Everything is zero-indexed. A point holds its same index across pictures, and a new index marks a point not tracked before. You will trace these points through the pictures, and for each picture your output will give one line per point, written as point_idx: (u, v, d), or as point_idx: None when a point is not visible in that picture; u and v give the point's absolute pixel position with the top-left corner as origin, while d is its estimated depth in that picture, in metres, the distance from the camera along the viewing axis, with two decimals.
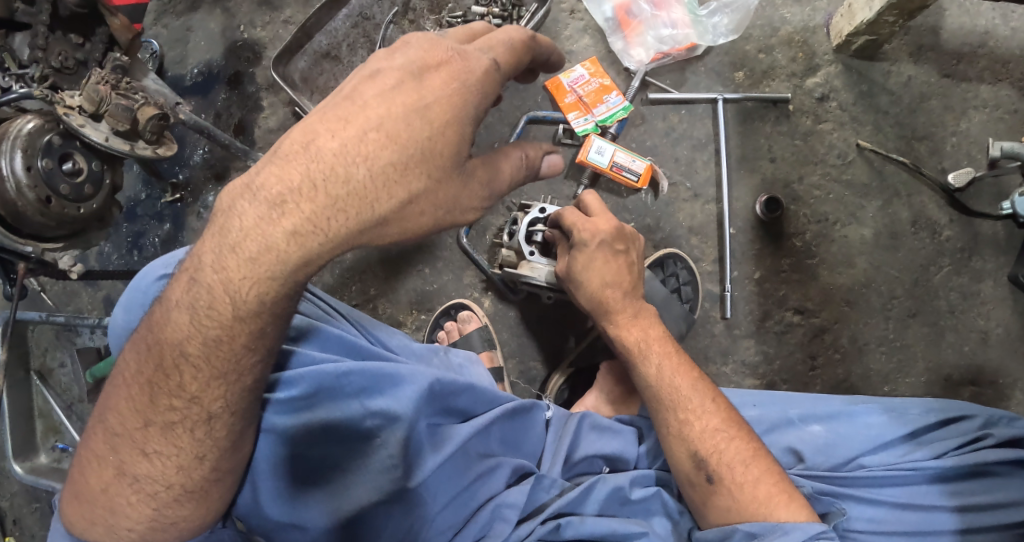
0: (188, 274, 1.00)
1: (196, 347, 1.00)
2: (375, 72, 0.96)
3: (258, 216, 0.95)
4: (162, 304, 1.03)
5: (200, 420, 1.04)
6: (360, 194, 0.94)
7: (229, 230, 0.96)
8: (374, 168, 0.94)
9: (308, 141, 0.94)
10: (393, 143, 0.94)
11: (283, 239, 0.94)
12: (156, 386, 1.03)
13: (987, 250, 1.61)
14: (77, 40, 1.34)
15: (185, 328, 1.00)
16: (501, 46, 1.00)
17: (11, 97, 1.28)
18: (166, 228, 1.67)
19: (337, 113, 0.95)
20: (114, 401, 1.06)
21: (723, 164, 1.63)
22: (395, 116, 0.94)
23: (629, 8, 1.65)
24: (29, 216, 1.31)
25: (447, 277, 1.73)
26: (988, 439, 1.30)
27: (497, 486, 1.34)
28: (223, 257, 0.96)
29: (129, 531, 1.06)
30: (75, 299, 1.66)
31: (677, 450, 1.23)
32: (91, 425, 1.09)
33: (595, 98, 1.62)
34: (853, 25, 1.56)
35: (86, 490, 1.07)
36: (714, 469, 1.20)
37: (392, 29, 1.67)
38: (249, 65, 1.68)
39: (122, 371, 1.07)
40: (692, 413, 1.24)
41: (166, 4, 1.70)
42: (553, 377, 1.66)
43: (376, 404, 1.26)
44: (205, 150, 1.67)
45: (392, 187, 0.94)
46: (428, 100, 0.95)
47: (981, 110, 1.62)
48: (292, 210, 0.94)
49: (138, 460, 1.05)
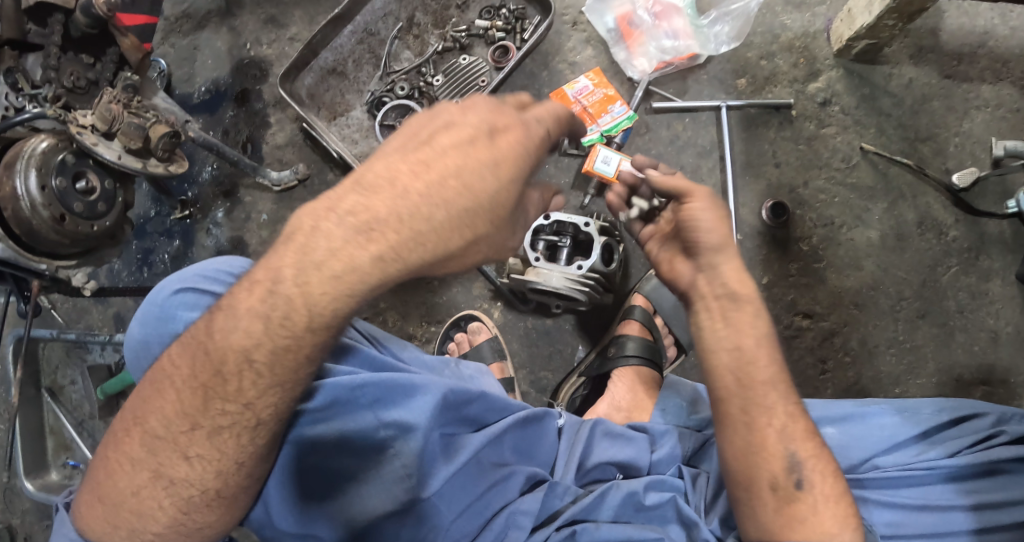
0: (267, 282, 1.00)
1: (265, 358, 1.01)
2: (445, 124, 1.03)
3: (347, 238, 0.98)
4: (227, 307, 1.03)
5: (246, 427, 1.05)
6: (437, 232, 1.00)
7: (313, 249, 0.99)
8: (452, 211, 1.00)
9: (394, 176, 0.99)
10: (468, 191, 1.00)
11: (368, 263, 0.98)
12: (212, 390, 1.03)
13: (994, 249, 1.62)
14: (87, 60, 1.35)
15: (256, 333, 1.00)
16: (551, 118, 1.10)
17: (25, 117, 1.27)
18: (176, 244, 1.68)
19: (418, 157, 1.01)
20: (158, 403, 1.06)
21: (728, 170, 1.64)
22: (472, 167, 1.01)
23: (630, 18, 1.66)
24: (43, 233, 1.32)
25: (456, 289, 1.73)
26: (1002, 437, 1.30)
27: (510, 494, 1.34)
28: (307, 274, 0.98)
29: (155, 535, 1.07)
30: (85, 316, 1.67)
31: (767, 448, 1.11)
32: (124, 425, 1.08)
33: (600, 108, 1.64)
34: (853, 30, 1.58)
35: (114, 493, 1.06)
36: (807, 473, 1.10)
37: (397, 44, 1.70)
38: (256, 82, 1.70)
39: (169, 373, 1.06)
40: (789, 410, 1.13)
41: (173, 23, 1.73)
42: (568, 382, 1.66)
43: (394, 416, 1.25)
44: (214, 167, 1.69)
45: (463, 229, 1.01)
46: (500, 157, 1.03)
47: (983, 110, 1.64)
48: (381, 237, 0.98)
49: (177, 464, 1.05)
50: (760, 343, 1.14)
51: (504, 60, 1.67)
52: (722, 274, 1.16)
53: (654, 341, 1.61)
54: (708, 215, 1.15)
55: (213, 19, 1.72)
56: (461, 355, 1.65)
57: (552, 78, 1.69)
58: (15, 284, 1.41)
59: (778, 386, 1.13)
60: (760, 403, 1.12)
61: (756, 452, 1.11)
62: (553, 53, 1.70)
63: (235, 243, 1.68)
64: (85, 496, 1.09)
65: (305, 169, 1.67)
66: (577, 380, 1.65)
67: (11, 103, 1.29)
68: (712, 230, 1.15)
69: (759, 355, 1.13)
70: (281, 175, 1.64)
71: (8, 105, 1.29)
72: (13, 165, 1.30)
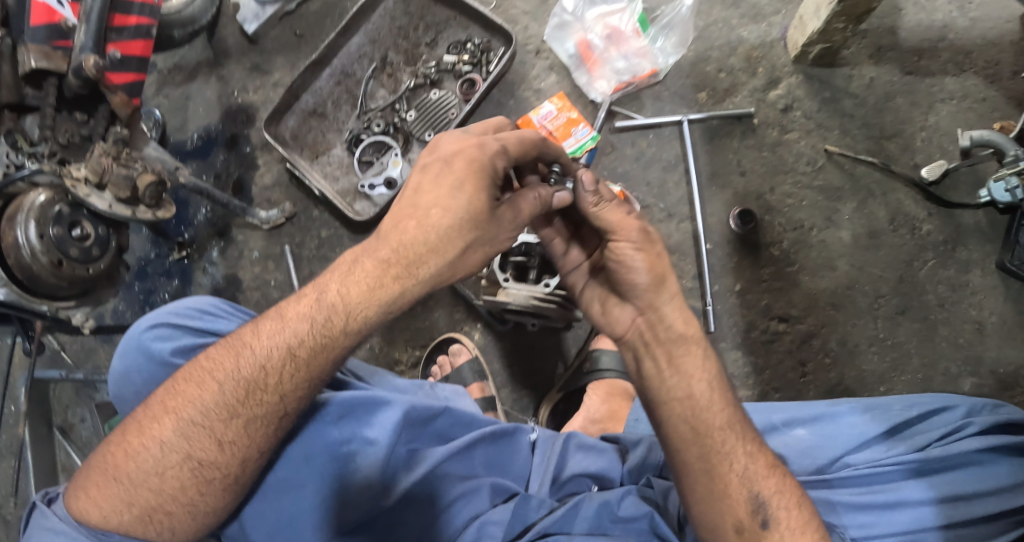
0: (314, 295, 1.13)
1: (307, 355, 1.11)
2: (421, 165, 1.13)
3: (377, 261, 1.10)
4: (276, 313, 1.14)
5: (275, 418, 1.12)
6: (436, 247, 1.09)
7: (353, 269, 1.12)
8: (439, 231, 1.09)
9: (395, 217, 1.11)
10: (449, 212, 1.09)
11: (389, 277, 1.10)
12: (255, 383, 1.11)
13: (971, 240, 1.61)
14: (81, 118, 1.47)
15: (302, 333, 1.11)
16: (511, 138, 1.14)
17: (24, 173, 1.39)
18: (175, 283, 1.81)
19: (405, 194, 1.12)
20: (194, 392, 1.12)
21: (693, 183, 1.67)
22: (444, 192, 1.09)
23: (588, 42, 1.71)
24: (44, 278, 1.45)
25: (438, 314, 1.79)
26: (970, 428, 1.27)
27: (482, 504, 1.35)
28: (347, 286, 1.11)
29: (168, 514, 1.10)
30: (92, 356, 1.79)
31: (731, 492, 1.10)
32: (152, 412, 1.12)
33: (564, 131, 1.67)
34: (807, 36, 1.60)
35: (135, 474, 1.10)
36: (773, 512, 1.10)
37: (372, 83, 1.79)
38: (244, 127, 1.83)
39: (210, 369, 1.13)
40: (752, 450, 1.12)
41: (166, 76, 1.87)
42: (545, 402, 1.69)
43: (363, 432, 1.28)
44: (208, 209, 1.81)
45: (452, 240, 1.09)
46: (461, 177, 1.10)
47: (949, 102, 1.65)
48: (399, 258, 1.10)
49: (209, 448, 1.10)
50: (712, 388, 1.13)
51: (472, 93, 1.75)
52: (665, 316, 1.15)
53: None
54: (639, 260, 1.14)
55: (203, 70, 1.86)
56: (443, 377, 1.70)
57: (519, 105, 1.76)
58: (19, 325, 1.52)
59: (732, 427, 1.12)
60: (719, 450, 1.11)
61: (720, 496, 1.11)
62: (519, 82, 1.76)
63: (230, 279, 1.79)
64: (94, 478, 1.11)
65: (291, 207, 1.78)
66: (556, 396, 1.69)
67: (11, 162, 1.41)
68: (645, 274, 1.14)
69: (710, 405, 1.12)
70: (269, 214, 1.75)
71: (9, 164, 1.41)
72: (15, 218, 1.43)
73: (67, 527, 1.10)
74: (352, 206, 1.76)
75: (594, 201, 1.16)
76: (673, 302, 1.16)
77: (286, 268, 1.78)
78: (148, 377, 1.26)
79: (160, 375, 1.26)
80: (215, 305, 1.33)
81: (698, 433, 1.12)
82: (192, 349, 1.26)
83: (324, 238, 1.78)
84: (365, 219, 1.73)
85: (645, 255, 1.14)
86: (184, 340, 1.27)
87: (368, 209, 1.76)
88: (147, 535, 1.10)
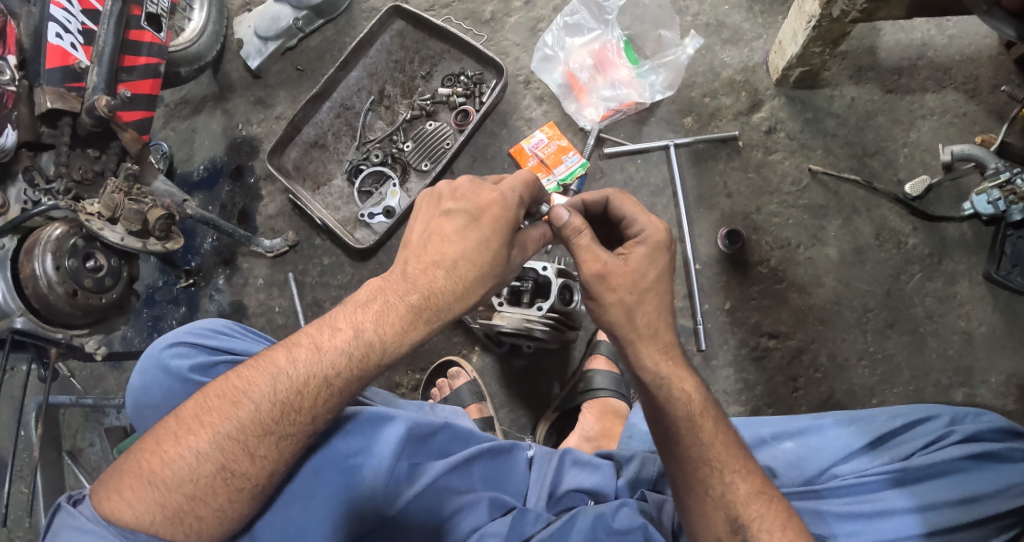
0: (350, 329, 1.16)
1: (340, 384, 1.15)
2: (446, 212, 1.21)
3: (410, 306, 1.17)
4: (310, 342, 1.16)
5: (305, 437, 1.15)
6: (463, 294, 1.19)
7: (387, 309, 1.17)
8: (464, 282, 1.19)
9: (427, 265, 1.19)
10: (474, 266, 1.19)
11: (420, 319, 1.17)
12: (292, 404, 1.13)
13: (956, 252, 1.64)
14: (93, 154, 1.49)
15: (339, 364, 1.15)
16: (520, 184, 1.23)
17: (41, 209, 1.37)
18: (182, 310, 1.89)
19: (435, 245, 1.20)
20: (229, 408, 1.13)
21: (680, 206, 1.72)
22: (472, 246, 1.19)
23: (575, 72, 1.78)
24: (59, 307, 1.40)
25: (436, 337, 1.82)
26: (953, 436, 1.31)
27: (481, 518, 1.38)
28: (382, 325, 1.16)
29: (198, 519, 1.10)
30: (102, 382, 1.88)
31: (712, 514, 1.15)
32: (187, 423, 1.13)
33: (555, 159, 1.76)
34: (786, 60, 1.66)
35: (170, 479, 1.10)
36: (753, 533, 1.13)
37: (371, 115, 1.87)
38: (248, 159, 1.92)
39: (244, 387, 1.14)
40: (738, 475, 1.15)
41: (173, 110, 1.97)
42: (541, 423, 1.73)
43: (371, 445, 1.32)
44: (214, 238, 1.90)
45: (474, 287, 1.20)
46: (487, 233, 1.19)
47: (929, 119, 1.69)
48: (431, 304, 1.18)
49: (242, 459, 1.12)
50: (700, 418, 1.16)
51: (466, 123, 1.81)
52: (641, 355, 1.18)
53: (620, 373, 1.68)
54: (611, 306, 1.17)
55: (208, 104, 1.95)
56: (443, 399, 1.72)
57: (512, 134, 1.82)
58: (36, 351, 1.48)
59: (716, 454, 1.15)
60: (699, 475, 1.15)
61: (701, 518, 1.16)
62: (511, 112, 1.82)
63: (235, 306, 1.86)
64: (126, 481, 1.10)
65: (294, 236, 1.85)
66: (552, 416, 1.72)
67: (28, 199, 1.40)
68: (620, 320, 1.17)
69: (696, 433, 1.16)
70: (273, 242, 1.82)
71: (25, 200, 1.40)
72: (32, 251, 1.39)
73: (96, 527, 1.09)
74: (353, 234, 1.83)
75: (577, 228, 1.20)
76: (649, 344, 1.18)
77: (289, 294, 1.85)
78: (167, 393, 1.31)
79: (178, 391, 1.31)
80: (229, 325, 1.39)
81: (678, 459, 1.16)
82: (209, 365, 1.31)
83: (326, 265, 1.84)
84: (365, 246, 1.79)
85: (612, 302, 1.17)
86: (202, 357, 1.32)
87: (368, 237, 1.83)
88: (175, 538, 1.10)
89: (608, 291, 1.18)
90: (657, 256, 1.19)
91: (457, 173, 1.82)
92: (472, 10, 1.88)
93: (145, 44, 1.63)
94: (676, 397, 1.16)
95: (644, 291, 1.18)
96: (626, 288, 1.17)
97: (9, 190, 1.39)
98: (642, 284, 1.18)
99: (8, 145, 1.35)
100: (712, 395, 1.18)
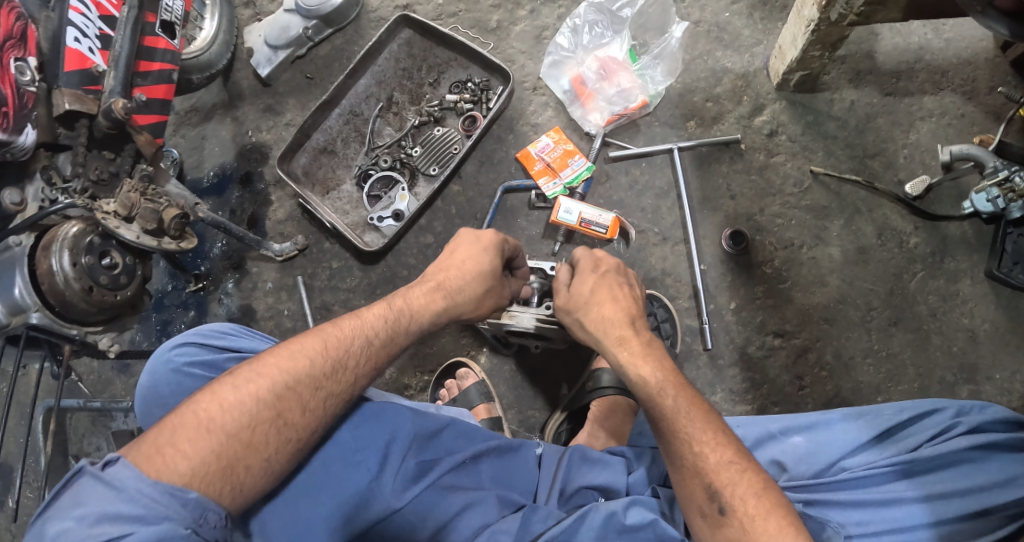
0: (386, 303, 1.30)
1: (381, 345, 1.26)
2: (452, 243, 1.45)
3: (430, 290, 1.35)
4: (353, 313, 1.27)
5: (346, 395, 1.21)
6: (470, 283, 1.38)
7: (415, 291, 1.34)
8: (471, 275, 1.39)
9: (438, 266, 1.40)
10: (476, 263, 1.40)
11: (439, 300, 1.34)
12: (341, 359, 1.21)
13: (958, 250, 1.67)
14: (109, 156, 1.51)
15: (380, 328, 1.27)
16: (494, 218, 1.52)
17: (58, 208, 1.38)
18: (191, 314, 1.90)
19: (442, 257, 1.42)
20: (284, 361, 1.17)
21: (685, 208, 1.75)
22: (474, 252, 1.41)
23: (581, 79, 1.82)
24: (74, 303, 1.41)
25: (445, 339, 1.83)
26: (959, 427, 1.32)
27: (491, 515, 1.35)
28: (412, 302, 1.32)
29: (247, 468, 1.10)
30: (109, 386, 1.93)
31: (689, 483, 1.17)
32: (241, 375, 1.15)
33: (561, 162, 1.78)
34: (786, 64, 1.69)
35: (228, 426, 1.10)
36: (727, 499, 1.13)
37: (379, 121, 1.89)
38: (258, 165, 1.95)
39: (296, 345, 1.20)
40: (706, 445, 1.17)
41: (183, 117, 2.00)
42: (552, 419, 1.72)
43: (379, 439, 1.33)
44: (223, 243, 1.92)
45: (480, 281, 1.39)
46: (484, 242, 1.42)
47: (928, 120, 1.73)
48: (449, 290, 1.36)
49: (296, 408, 1.16)
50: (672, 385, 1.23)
51: (473, 128, 1.85)
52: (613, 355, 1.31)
53: None
54: (575, 326, 1.38)
55: (218, 112, 1.98)
56: (451, 399, 1.73)
57: (518, 139, 1.85)
58: (49, 349, 1.49)
59: (682, 425, 1.19)
60: (673, 447, 1.19)
61: (683, 488, 1.18)
62: (518, 117, 1.86)
63: (244, 309, 1.88)
64: (183, 433, 1.08)
65: (304, 240, 1.88)
66: (559, 415, 1.71)
67: (46, 197, 1.42)
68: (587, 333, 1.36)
69: (660, 408, 1.22)
70: (283, 246, 1.84)
71: (43, 198, 1.42)
72: (49, 247, 1.40)
73: (133, 492, 1.02)
74: (362, 238, 1.84)
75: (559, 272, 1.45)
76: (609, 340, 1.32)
77: (298, 298, 1.86)
78: (175, 389, 1.32)
79: (187, 387, 1.32)
80: (234, 326, 1.40)
81: (659, 431, 1.22)
82: (218, 363, 1.33)
83: (335, 269, 1.87)
84: (375, 249, 1.81)
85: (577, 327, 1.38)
86: (208, 356, 1.34)
87: (378, 240, 1.85)
88: (224, 490, 1.08)
89: (564, 314, 1.40)
90: (583, 275, 1.40)
91: (464, 178, 1.85)
92: (478, 19, 1.93)
93: (159, 50, 1.67)
94: (634, 380, 1.26)
95: (584, 304, 1.37)
96: (578, 306, 1.37)
97: (26, 188, 1.41)
98: (581, 297, 1.37)
99: (28, 145, 1.37)
100: (673, 368, 1.26)
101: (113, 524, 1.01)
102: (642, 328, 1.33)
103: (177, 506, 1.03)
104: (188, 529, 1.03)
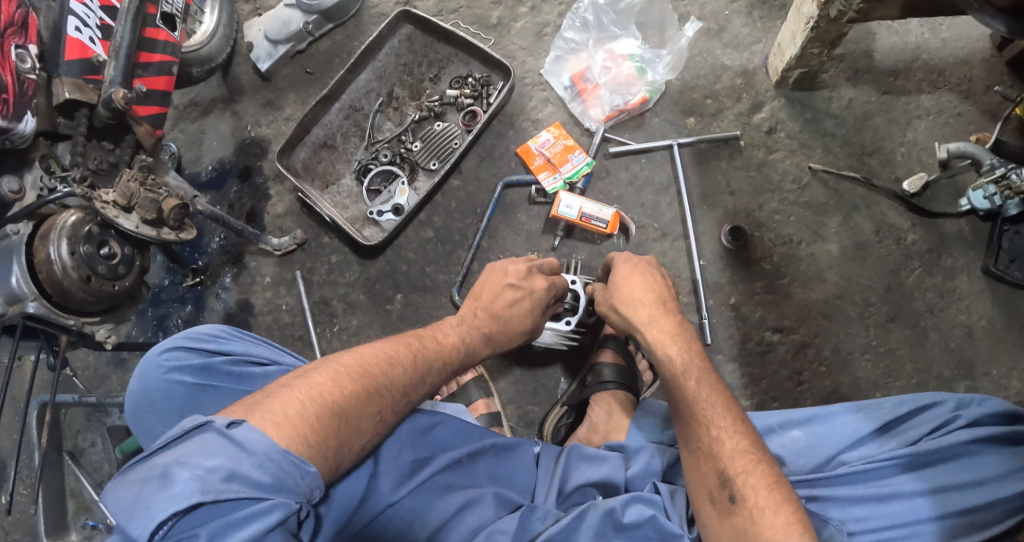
0: (457, 338, 1.39)
1: (448, 372, 1.34)
2: (510, 285, 1.53)
3: (483, 336, 1.45)
4: (432, 338, 1.35)
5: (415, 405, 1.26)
6: (510, 335, 1.50)
7: (476, 332, 1.44)
8: (516, 329, 1.51)
9: (489, 308, 1.50)
10: (522, 315, 1.52)
11: (485, 349, 1.45)
12: (426, 374, 1.28)
13: (955, 248, 1.69)
14: (109, 146, 1.50)
15: (453, 356, 1.36)
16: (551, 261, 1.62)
17: (57, 196, 1.37)
18: (188, 309, 1.89)
19: (488, 296, 1.52)
20: (386, 364, 1.22)
21: (685, 203, 1.75)
22: (524, 303, 1.52)
23: (584, 75, 1.84)
24: (72, 293, 1.40)
25: None
26: (959, 420, 1.31)
27: (488, 514, 1.31)
28: (472, 342, 1.42)
29: (349, 450, 1.10)
30: (105, 381, 1.91)
31: (702, 468, 1.19)
32: (351, 367, 1.17)
33: (561, 158, 1.79)
34: (785, 61, 1.71)
35: (347, 411, 1.12)
36: (739, 488, 1.14)
37: (380, 116, 1.90)
38: (257, 159, 1.94)
39: (390, 352, 1.25)
40: (724, 430, 1.19)
41: (182, 112, 1.99)
42: (552, 413, 1.70)
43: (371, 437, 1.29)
44: (221, 238, 1.91)
45: (518, 335, 1.51)
46: (537, 292, 1.55)
47: (925, 118, 1.75)
48: (495, 341, 1.47)
49: (389, 408, 1.19)
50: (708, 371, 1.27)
51: (473, 123, 1.85)
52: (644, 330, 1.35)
53: (627, 365, 1.66)
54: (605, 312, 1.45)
55: (217, 106, 1.98)
56: (450, 395, 1.73)
57: (518, 135, 1.86)
58: (46, 339, 1.47)
59: (703, 409, 1.21)
60: (692, 430, 1.21)
61: (694, 474, 1.20)
62: (518, 113, 1.86)
63: (242, 304, 1.87)
64: (309, 408, 1.07)
65: (302, 234, 1.87)
66: (561, 409, 1.69)
67: (44, 185, 1.41)
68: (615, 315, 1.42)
69: (683, 390, 1.25)
70: (281, 241, 1.83)
71: (42, 187, 1.40)
72: (48, 236, 1.39)
73: (258, 458, 0.99)
74: (361, 232, 1.84)
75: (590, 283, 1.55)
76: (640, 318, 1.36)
77: (297, 292, 1.86)
78: (166, 394, 1.29)
79: (178, 394, 1.29)
80: (224, 329, 1.37)
81: (680, 418, 1.24)
82: (206, 366, 1.30)
83: (333, 263, 1.86)
84: (374, 243, 1.80)
85: (608, 313, 1.44)
86: (199, 360, 1.31)
87: (377, 234, 1.84)
88: (331, 463, 1.07)
89: (602, 305, 1.46)
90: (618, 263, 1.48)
91: (464, 172, 1.85)
92: (478, 16, 1.93)
93: (160, 42, 1.65)
94: (661, 358, 1.30)
95: (616, 288, 1.43)
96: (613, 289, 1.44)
97: (25, 176, 1.39)
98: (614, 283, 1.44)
99: (27, 133, 1.35)
100: (697, 352, 1.29)
101: (241, 484, 0.97)
102: (672, 311, 1.37)
103: (298, 477, 1.01)
104: (300, 504, 1.00)
